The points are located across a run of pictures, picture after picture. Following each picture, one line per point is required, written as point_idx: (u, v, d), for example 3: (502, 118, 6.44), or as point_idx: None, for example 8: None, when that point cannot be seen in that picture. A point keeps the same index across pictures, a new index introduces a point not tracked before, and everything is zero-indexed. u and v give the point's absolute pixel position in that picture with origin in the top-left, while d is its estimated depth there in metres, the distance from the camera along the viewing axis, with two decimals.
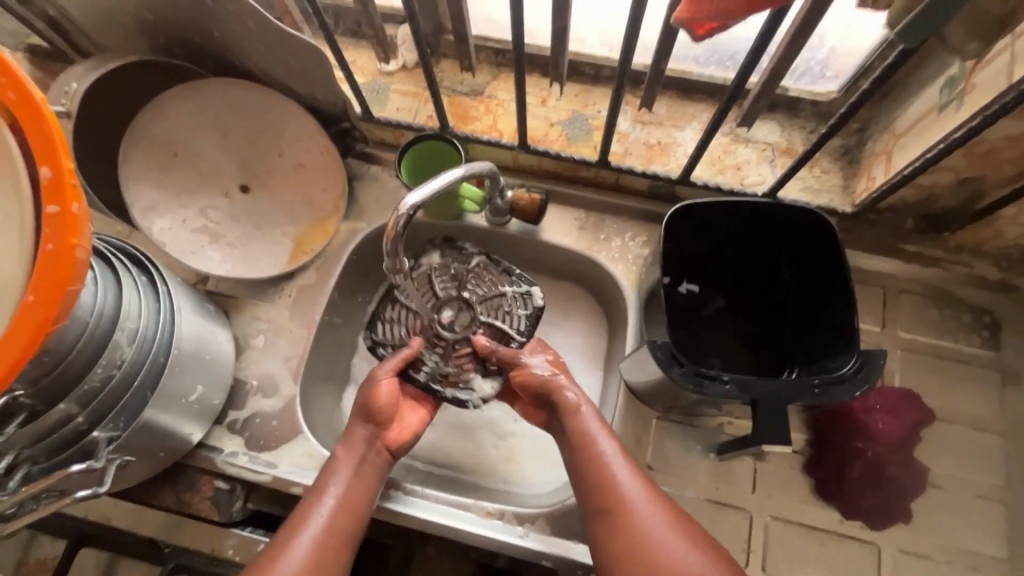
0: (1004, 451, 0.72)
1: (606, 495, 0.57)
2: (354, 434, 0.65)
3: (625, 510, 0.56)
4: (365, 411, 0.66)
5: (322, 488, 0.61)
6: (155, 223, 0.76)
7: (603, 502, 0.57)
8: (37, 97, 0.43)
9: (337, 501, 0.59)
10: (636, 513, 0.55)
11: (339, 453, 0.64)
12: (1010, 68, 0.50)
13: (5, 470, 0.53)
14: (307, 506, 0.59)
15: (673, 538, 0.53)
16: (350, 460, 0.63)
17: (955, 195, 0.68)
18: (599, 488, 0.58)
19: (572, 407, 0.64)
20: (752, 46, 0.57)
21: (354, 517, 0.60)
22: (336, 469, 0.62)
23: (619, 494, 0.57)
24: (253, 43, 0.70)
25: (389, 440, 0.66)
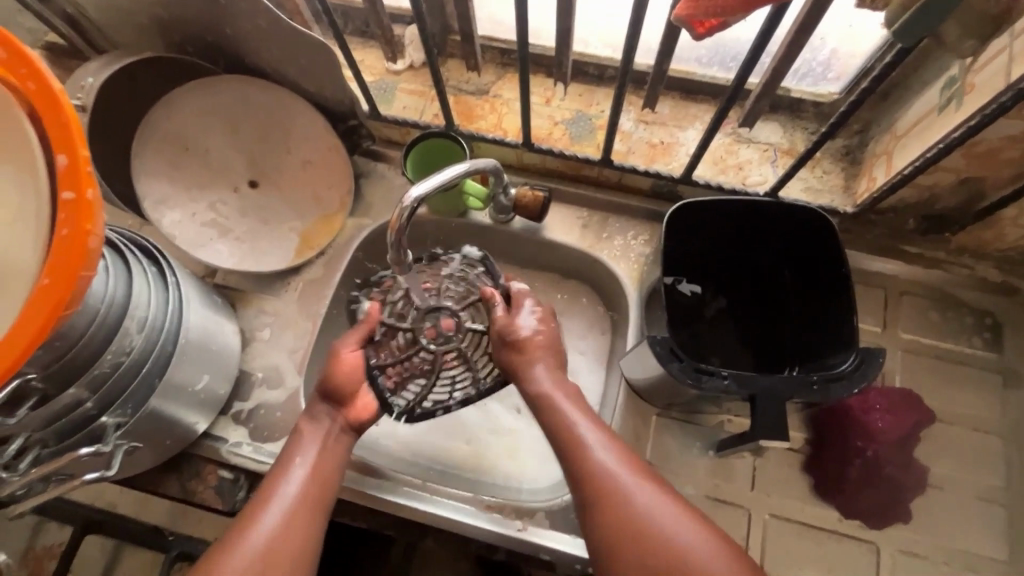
0: (1004, 453, 0.72)
1: (592, 478, 0.56)
2: (319, 414, 0.66)
3: (614, 491, 0.55)
4: (323, 389, 0.67)
5: (288, 460, 0.61)
6: (165, 215, 0.78)
7: (591, 486, 0.56)
8: (55, 87, 0.44)
9: (306, 472, 0.60)
10: (628, 490, 0.55)
11: (303, 427, 0.65)
12: (1009, 68, 0.51)
13: (16, 451, 0.55)
14: (275, 478, 0.60)
15: (670, 512, 0.54)
16: (316, 435, 0.64)
17: (955, 196, 0.69)
18: (584, 471, 0.57)
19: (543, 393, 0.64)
20: (753, 44, 0.58)
21: (325, 486, 0.60)
22: (304, 442, 0.63)
23: (605, 475, 0.56)
24: (264, 41, 0.71)
25: (346, 415, 0.67)
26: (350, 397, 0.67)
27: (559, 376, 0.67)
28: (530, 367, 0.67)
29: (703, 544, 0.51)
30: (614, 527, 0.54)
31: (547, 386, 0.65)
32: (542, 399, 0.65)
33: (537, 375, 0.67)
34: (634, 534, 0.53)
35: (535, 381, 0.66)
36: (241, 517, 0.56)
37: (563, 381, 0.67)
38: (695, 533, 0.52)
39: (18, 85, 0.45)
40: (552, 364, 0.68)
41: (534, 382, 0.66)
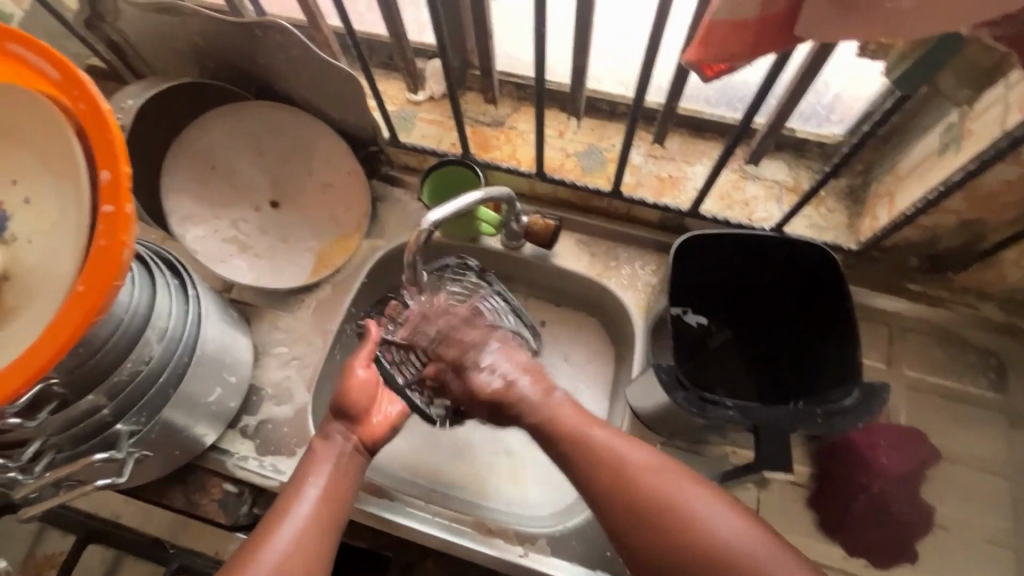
0: (1012, 494, 0.71)
1: (599, 468, 0.55)
2: (331, 431, 0.64)
3: (625, 476, 0.54)
4: (339, 406, 0.66)
5: (302, 480, 0.60)
6: (190, 231, 0.81)
7: (598, 479, 0.55)
8: (104, 107, 0.47)
9: (322, 491, 0.59)
10: (642, 475, 0.53)
11: (316, 445, 0.63)
12: (1005, 116, 0.53)
13: (32, 455, 0.56)
14: (287, 499, 0.58)
15: (689, 488, 0.53)
16: (331, 454, 0.62)
17: (957, 237, 0.71)
18: (590, 464, 0.56)
19: (551, 409, 0.61)
20: (759, 87, 0.61)
21: (337, 506, 0.59)
22: (316, 460, 0.62)
23: (618, 465, 0.54)
24: (296, 71, 0.76)
25: (360, 432, 0.65)
26: (364, 413, 0.66)
27: (547, 388, 0.64)
28: (517, 395, 0.63)
29: (738, 529, 0.50)
30: (630, 515, 0.52)
31: (539, 402, 0.62)
32: (542, 418, 0.61)
33: (533, 401, 0.62)
34: (652, 517, 0.51)
35: (525, 408, 0.62)
36: (256, 538, 0.54)
37: (553, 391, 0.63)
38: (718, 511, 0.51)
39: (71, 105, 0.49)
40: (536, 378, 0.65)
41: (527, 407, 0.62)
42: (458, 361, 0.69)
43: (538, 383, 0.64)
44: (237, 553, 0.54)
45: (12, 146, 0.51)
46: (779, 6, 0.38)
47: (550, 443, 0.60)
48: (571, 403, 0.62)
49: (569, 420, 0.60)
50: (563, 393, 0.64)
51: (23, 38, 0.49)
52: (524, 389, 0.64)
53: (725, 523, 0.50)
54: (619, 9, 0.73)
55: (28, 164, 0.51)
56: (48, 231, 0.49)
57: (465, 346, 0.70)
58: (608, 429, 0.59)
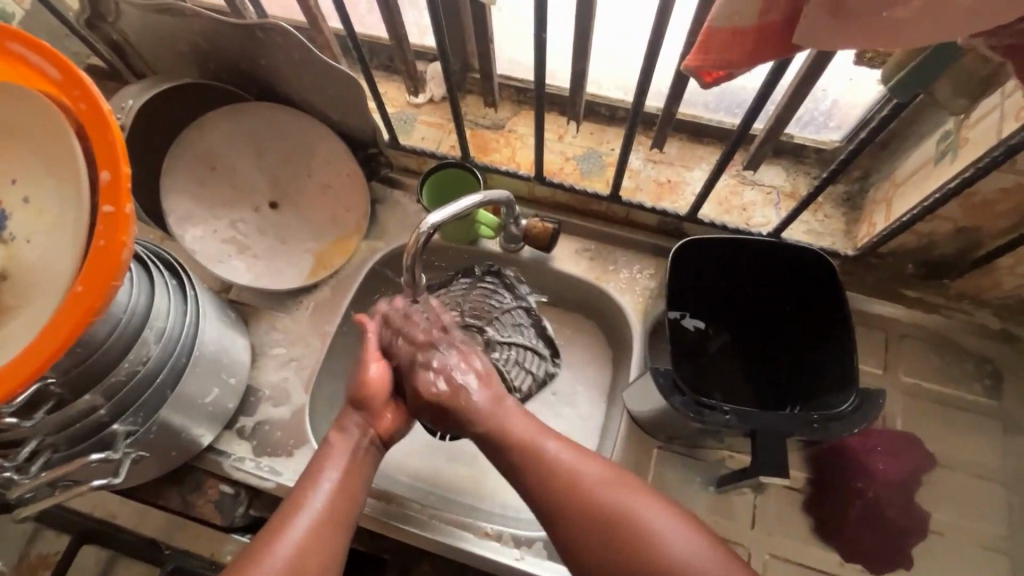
0: (1007, 501, 0.71)
1: (550, 479, 0.56)
2: (347, 422, 0.64)
3: (576, 490, 0.55)
4: (354, 400, 0.66)
5: (317, 473, 0.59)
6: (188, 231, 0.81)
7: (551, 492, 0.56)
8: (105, 108, 0.47)
9: (336, 484, 0.58)
10: (591, 489, 0.55)
11: (333, 439, 0.63)
12: (1001, 124, 0.54)
13: (28, 454, 0.56)
14: (303, 491, 0.58)
15: (638, 501, 0.54)
16: (346, 447, 0.62)
17: (953, 244, 0.71)
18: (541, 476, 0.57)
19: (500, 418, 0.62)
20: (757, 94, 0.62)
21: (352, 500, 0.59)
22: (332, 453, 0.61)
23: (571, 478, 0.56)
24: (296, 72, 0.76)
25: (377, 427, 0.65)
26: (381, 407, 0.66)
27: (498, 397, 0.64)
28: (465, 403, 0.64)
29: (685, 539, 0.52)
30: (579, 529, 0.54)
31: (490, 410, 0.63)
32: (491, 429, 0.62)
33: (480, 409, 0.63)
34: (602, 531, 0.53)
35: (473, 417, 0.63)
36: (268, 531, 0.54)
37: (504, 400, 0.64)
38: (665, 523, 0.53)
39: (72, 105, 0.49)
40: (489, 386, 0.66)
41: (474, 417, 0.63)
42: (417, 352, 0.69)
43: (488, 390, 0.65)
44: (248, 547, 0.53)
45: (12, 145, 0.51)
46: (777, 13, 0.39)
47: (500, 455, 0.60)
48: (522, 412, 0.64)
49: (519, 431, 0.61)
50: (514, 402, 0.65)
51: (24, 38, 0.49)
52: (475, 396, 0.64)
53: (674, 536, 0.52)
54: (619, 15, 0.73)
55: (28, 163, 0.51)
56: (47, 230, 0.49)
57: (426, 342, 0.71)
58: (560, 440, 0.60)
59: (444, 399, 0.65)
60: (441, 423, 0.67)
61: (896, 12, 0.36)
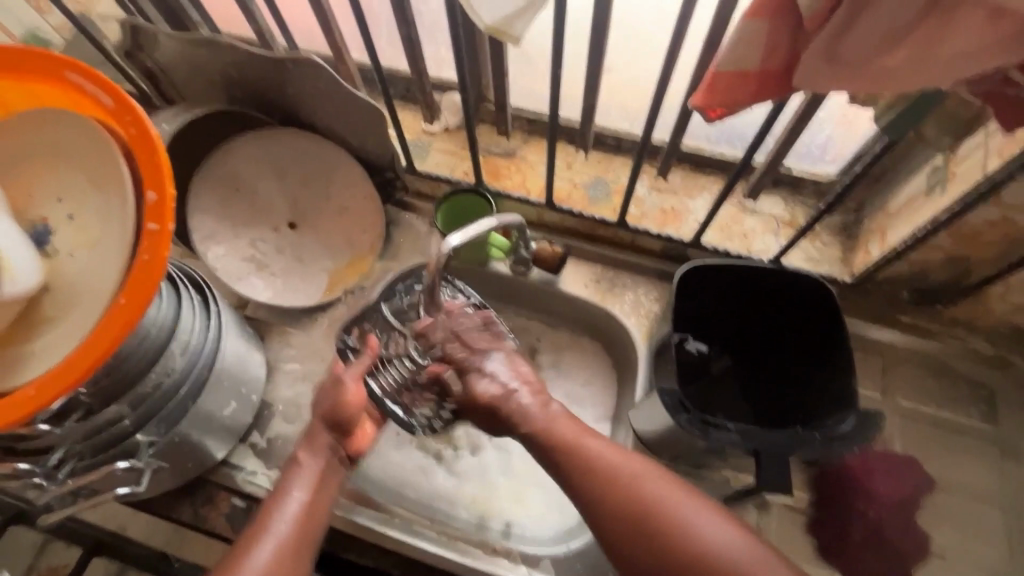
0: (1005, 524, 0.73)
1: (593, 476, 0.56)
2: (319, 441, 0.64)
3: (614, 483, 0.55)
4: (327, 416, 0.66)
5: (283, 492, 0.60)
6: (211, 249, 0.84)
7: (592, 486, 0.56)
8: (153, 133, 0.51)
9: (302, 506, 0.59)
10: (632, 482, 0.55)
11: (303, 456, 0.63)
12: (985, 161, 0.58)
13: (56, 462, 0.58)
14: (267, 513, 0.58)
15: (680, 494, 0.54)
16: (316, 466, 0.63)
17: (944, 272, 0.75)
18: (586, 473, 0.57)
19: (540, 421, 0.63)
20: (758, 130, 0.66)
21: (317, 521, 0.60)
22: (300, 472, 0.62)
23: (609, 471, 0.56)
24: (321, 101, 0.80)
25: (347, 445, 0.66)
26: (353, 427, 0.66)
27: (545, 400, 0.65)
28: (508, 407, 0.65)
29: (724, 534, 0.51)
30: (627, 520, 0.53)
31: (537, 413, 0.64)
32: (536, 430, 0.62)
33: (530, 413, 0.64)
34: (646, 525, 0.52)
35: (523, 419, 0.63)
36: (234, 554, 0.55)
37: (551, 404, 0.65)
38: (710, 518, 0.52)
39: (123, 131, 0.52)
40: (538, 395, 0.66)
41: (524, 421, 0.63)
42: (463, 364, 0.70)
43: (537, 397, 0.66)
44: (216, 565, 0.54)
45: (62, 165, 0.55)
46: (777, 59, 0.42)
47: (537, 450, 0.62)
48: (567, 415, 0.65)
49: (563, 435, 0.61)
50: (561, 410, 0.65)
51: (81, 67, 0.53)
52: (523, 400, 0.65)
53: (713, 528, 0.52)
54: (627, 54, 0.78)
55: (78, 185, 0.54)
56: (91, 245, 0.52)
57: (467, 350, 0.71)
58: (601, 439, 0.60)
59: (496, 403, 0.65)
60: (487, 426, 0.68)
61: (885, 60, 0.40)
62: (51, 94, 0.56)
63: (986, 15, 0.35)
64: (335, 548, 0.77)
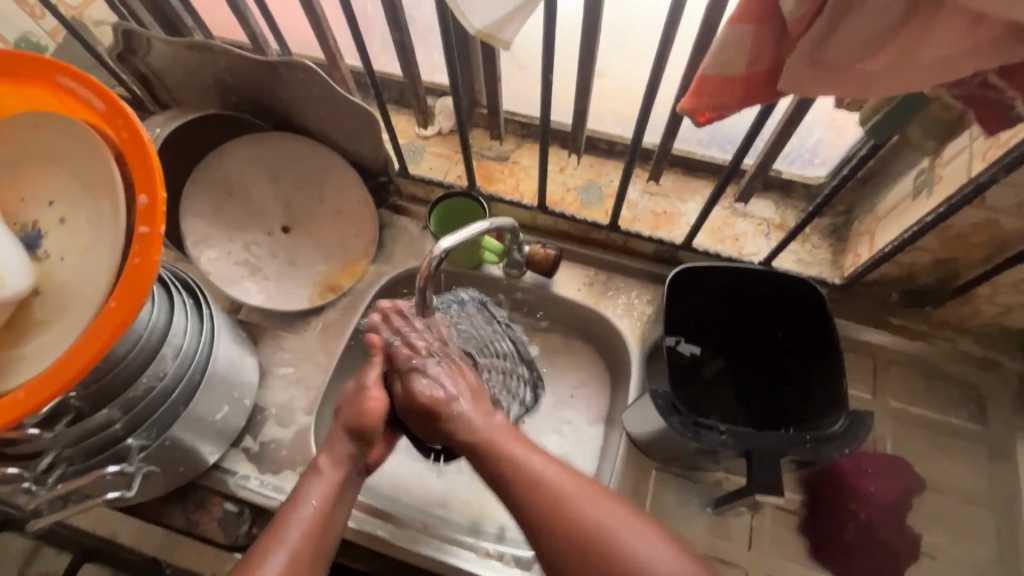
0: (995, 524, 0.74)
1: (536, 499, 0.55)
2: (339, 449, 0.64)
3: (558, 503, 0.54)
4: (349, 426, 0.65)
5: (299, 500, 0.60)
6: (204, 253, 0.84)
7: (534, 507, 0.54)
8: (144, 136, 0.51)
9: (317, 515, 0.59)
10: (575, 503, 0.54)
11: (321, 464, 0.62)
12: (970, 164, 0.59)
13: (46, 466, 0.58)
14: (281, 522, 0.58)
15: (622, 518, 0.53)
16: (334, 475, 0.62)
17: (932, 274, 0.76)
18: (527, 493, 0.55)
19: (482, 433, 0.61)
20: (747, 133, 0.67)
21: (331, 530, 0.59)
22: (317, 480, 0.61)
23: (551, 490, 0.55)
24: (314, 105, 0.80)
25: (368, 456, 0.65)
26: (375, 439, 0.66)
27: (487, 410, 0.64)
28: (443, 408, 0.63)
29: (666, 559, 0.51)
30: (568, 543, 0.52)
31: (478, 423, 0.62)
32: (480, 442, 0.60)
33: (469, 419, 0.62)
34: (589, 549, 0.52)
35: (462, 428, 0.62)
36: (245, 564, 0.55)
37: (493, 415, 0.63)
38: (652, 542, 0.52)
39: (115, 134, 0.52)
40: (478, 403, 0.64)
41: (464, 429, 0.62)
42: (405, 366, 0.66)
43: (479, 406, 0.64)
44: None
45: (53, 170, 0.55)
46: (763, 64, 0.43)
47: (478, 464, 0.60)
48: (509, 428, 0.62)
49: (506, 451, 0.59)
50: (503, 420, 0.64)
51: (73, 72, 0.53)
52: (463, 408, 0.63)
53: (655, 553, 0.51)
54: (618, 59, 0.79)
55: (70, 188, 0.54)
56: (81, 249, 0.52)
57: (410, 355, 0.67)
58: (544, 456, 0.59)
59: (435, 406, 0.63)
60: (425, 429, 0.65)
61: (868, 65, 0.40)
62: (42, 98, 0.56)
63: (964, 21, 0.36)
64: None
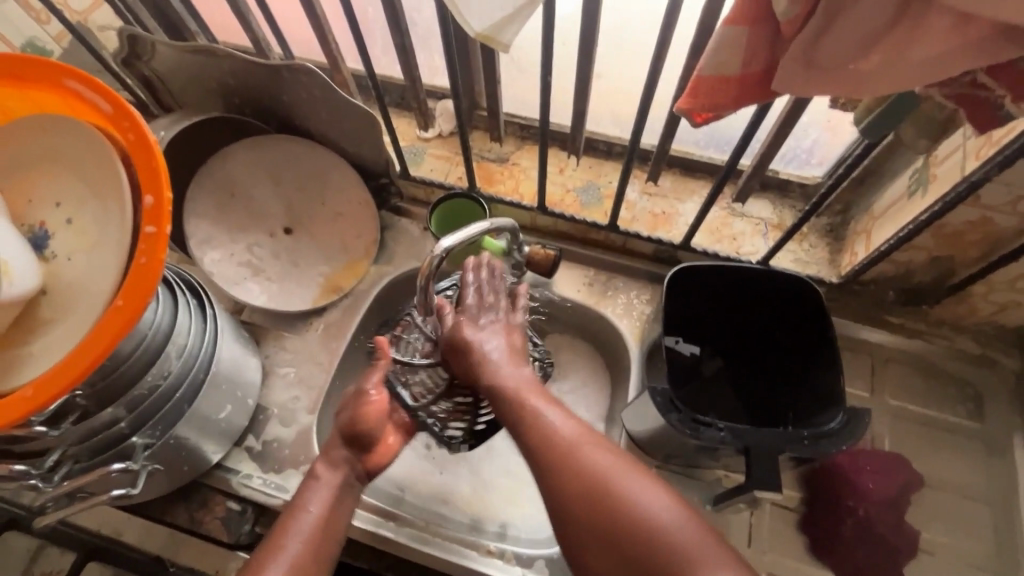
0: (993, 521, 0.74)
1: (548, 447, 0.54)
2: (337, 457, 0.65)
3: (565, 452, 0.53)
4: (346, 430, 0.67)
5: (299, 506, 0.61)
6: (207, 254, 0.85)
7: (544, 453, 0.53)
8: (151, 138, 0.52)
9: (318, 520, 0.60)
10: (583, 453, 0.52)
11: (319, 472, 0.64)
12: (963, 163, 0.60)
13: (52, 464, 0.59)
14: (283, 528, 0.58)
15: (628, 470, 0.51)
16: (333, 480, 0.63)
17: (928, 272, 0.76)
18: (538, 439, 0.55)
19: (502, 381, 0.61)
20: (742, 133, 0.68)
21: (332, 535, 0.60)
22: (317, 486, 0.62)
23: (560, 439, 0.54)
24: (316, 108, 0.81)
25: (366, 461, 0.66)
26: (373, 441, 0.67)
27: (518, 363, 0.63)
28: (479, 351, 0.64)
29: (668, 515, 0.48)
30: (572, 491, 0.51)
31: (507, 374, 0.61)
32: (501, 390, 0.60)
33: (498, 368, 0.62)
34: (591, 498, 0.50)
35: (491, 375, 0.62)
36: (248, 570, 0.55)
37: (523, 369, 0.62)
38: (656, 497, 0.49)
39: (122, 136, 0.53)
40: (513, 359, 0.63)
41: (490, 377, 0.61)
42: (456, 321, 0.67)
43: (517, 363, 0.63)
44: None
45: (60, 171, 0.56)
46: (757, 64, 0.44)
47: (499, 411, 0.60)
48: (535, 383, 0.61)
49: (524, 399, 0.58)
50: (531, 375, 0.62)
51: (80, 75, 0.54)
52: (495, 360, 0.63)
53: (657, 507, 0.48)
54: (616, 61, 0.80)
55: (76, 190, 0.55)
56: (88, 249, 0.53)
57: (476, 306, 0.68)
58: (562, 409, 0.57)
59: (470, 349, 0.64)
60: (460, 371, 0.66)
61: (860, 65, 0.41)
62: (48, 101, 0.57)
63: (951, 21, 0.37)
64: None
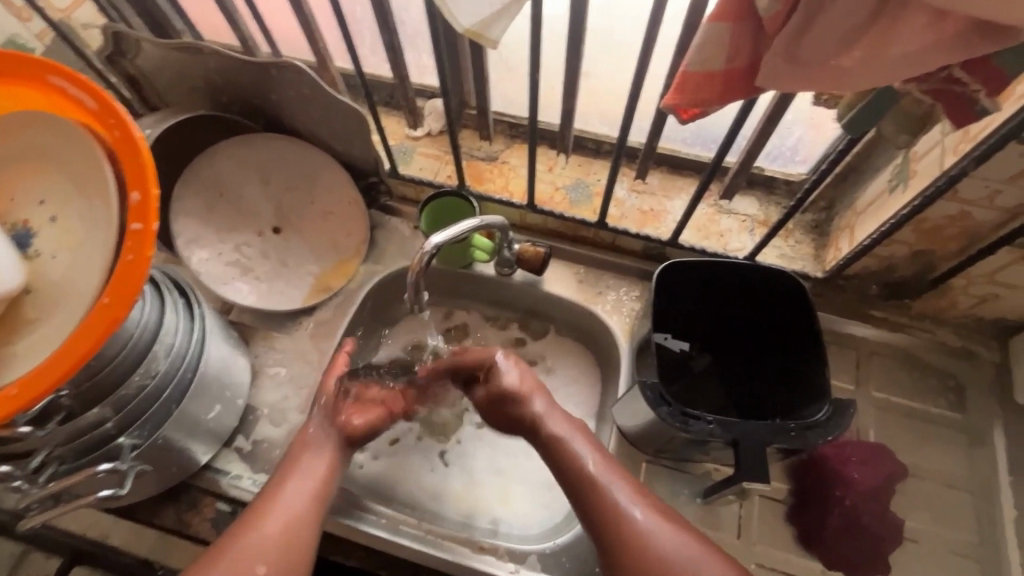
0: (975, 509, 0.76)
1: (619, 529, 0.57)
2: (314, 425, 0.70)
3: (639, 538, 0.56)
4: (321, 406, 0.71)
5: (288, 468, 0.65)
6: (194, 253, 0.84)
7: (614, 535, 0.57)
8: (137, 134, 0.51)
9: (309, 479, 0.64)
10: (655, 538, 0.56)
11: (304, 438, 0.68)
12: (941, 159, 0.61)
13: (36, 465, 0.58)
14: (275, 484, 0.63)
15: (701, 556, 0.55)
16: (320, 448, 0.67)
17: (909, 267, 0.78)
18: (609, 520, 0.58)
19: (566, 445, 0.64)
20: (727, 130, 0.68)
21: (322, 499, 0.63)
22: (302, 451, 0.67)
23: (631, 522, 0.57)
24: (304, 106, 0.81)
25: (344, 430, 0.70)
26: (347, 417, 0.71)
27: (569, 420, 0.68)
28: (532, 416, 0.68)
29: None
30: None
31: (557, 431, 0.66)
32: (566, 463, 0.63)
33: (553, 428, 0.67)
34: None
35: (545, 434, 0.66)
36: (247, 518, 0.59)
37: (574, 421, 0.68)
38: None
39: (107, 133, 0.53)
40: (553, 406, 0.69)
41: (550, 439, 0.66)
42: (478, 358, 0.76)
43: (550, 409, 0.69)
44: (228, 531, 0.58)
45: (45, 169, 0.55)
46: (741, 61, 0.45)
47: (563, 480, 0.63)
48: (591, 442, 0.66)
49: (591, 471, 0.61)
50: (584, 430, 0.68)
51: (64, 71, 0.53)
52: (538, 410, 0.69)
53: None
54: (604, 60, 0.80)
55: (62, 188, 0.54)
56: (74, 247, 0.53)
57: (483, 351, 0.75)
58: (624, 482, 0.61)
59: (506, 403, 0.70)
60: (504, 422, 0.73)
61: (841, 61, 0.42)
62: (33, 98, 0.57)
63: (927, 18, 0.38)
64: (322, 550, 0.77)
